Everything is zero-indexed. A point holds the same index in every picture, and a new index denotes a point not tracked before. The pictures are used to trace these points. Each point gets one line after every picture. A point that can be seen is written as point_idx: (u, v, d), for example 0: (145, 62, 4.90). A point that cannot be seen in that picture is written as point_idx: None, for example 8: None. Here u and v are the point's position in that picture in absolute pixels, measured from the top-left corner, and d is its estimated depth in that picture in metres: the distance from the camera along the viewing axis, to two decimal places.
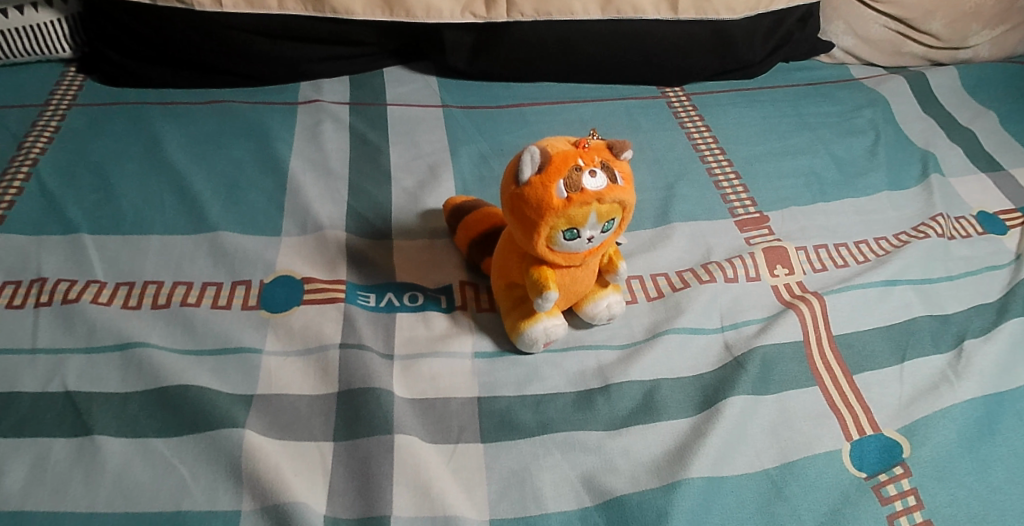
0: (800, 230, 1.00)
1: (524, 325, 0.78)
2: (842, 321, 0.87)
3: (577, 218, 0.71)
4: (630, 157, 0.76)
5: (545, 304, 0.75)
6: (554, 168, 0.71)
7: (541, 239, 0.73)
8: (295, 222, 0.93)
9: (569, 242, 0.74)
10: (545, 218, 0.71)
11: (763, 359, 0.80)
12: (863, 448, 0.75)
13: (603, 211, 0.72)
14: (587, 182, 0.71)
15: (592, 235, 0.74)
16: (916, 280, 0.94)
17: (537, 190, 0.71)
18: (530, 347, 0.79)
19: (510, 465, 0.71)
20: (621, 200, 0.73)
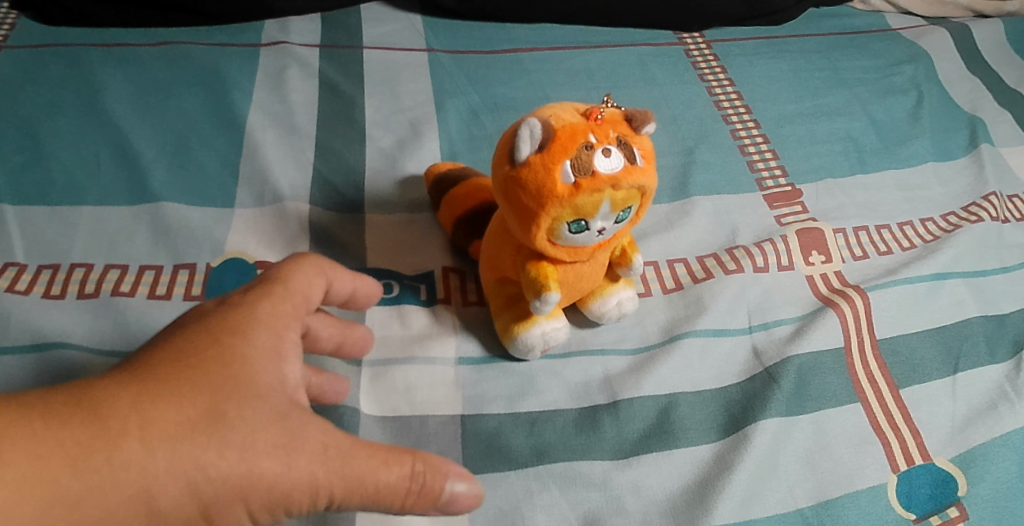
0: (838, 208, 0.87)
1: (520, 328, 0.66)
2: (887, 322, 0.74)
3: (586, 208, 0.58)
4: (653, 131, 0.63)
5: (544, 307, 0.63)
6: (559, 146, 0.57)
7: (540, 232, 0.60)
8: (251, 190, 0.79)
9: (575, 236, 0.61)
10: (547, 208, 0.58)
11: (798, 370, 0.68)
12: (912, 482, 0.64)
13: (618, 199, 0.59)
14: (599, 163, 0.57)
15: (603, 227, 0.61)
16: (968, 273, 0.82)
17: (537, 174, 0.57)
18: (526, 353, 0.66)
19: (499, 504, 0.58)
20: (640, 186, 0.59)
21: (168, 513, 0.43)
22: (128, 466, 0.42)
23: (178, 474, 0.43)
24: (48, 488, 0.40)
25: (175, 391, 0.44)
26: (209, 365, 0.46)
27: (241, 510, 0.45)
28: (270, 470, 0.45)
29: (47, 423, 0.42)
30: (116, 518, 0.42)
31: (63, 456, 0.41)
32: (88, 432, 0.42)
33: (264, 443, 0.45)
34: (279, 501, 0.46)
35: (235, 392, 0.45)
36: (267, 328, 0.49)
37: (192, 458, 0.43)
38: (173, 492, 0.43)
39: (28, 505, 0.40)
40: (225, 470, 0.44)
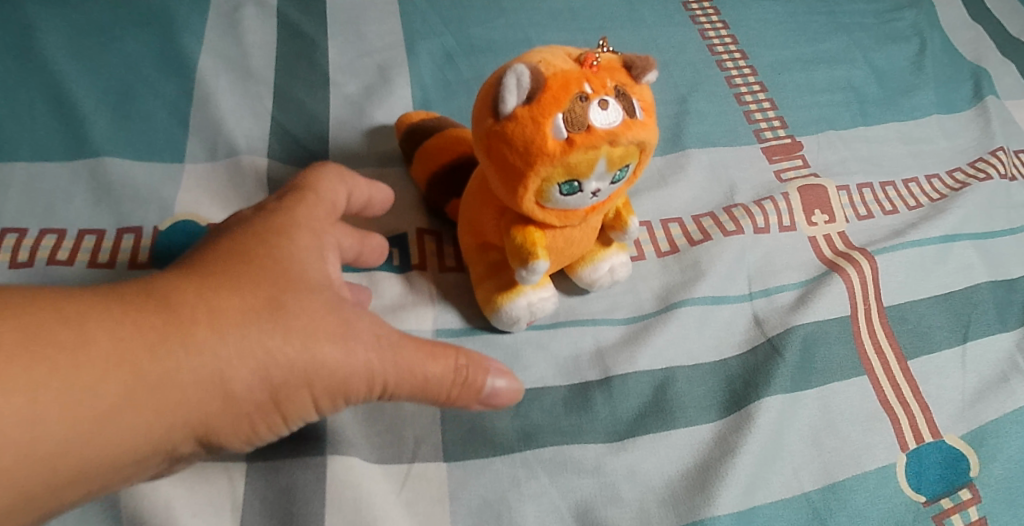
0: (840, 163, 0.81)
1: (504, 298, 0.60)
2: (895, 287, 0.70)
3: (580, 167, 0.52)
4: (653, 80, 0.56)
5: (532, 277, 0.57)
6: (549, 97, 0.51)
7: (528, 194, 0.53)
8: (204, 143, 0.71)
9: (566, 198, 0.54)
10: (536, 167, 0.51)
11: (803, 342, 0.63)
12: (922, 462, 0.60)
13: (615, 158, 0.53)
14: (595, 117, 0.51)
15: (597, 188, 0.54)
16: (976, 234, 0.77)
17: (525, 129, 0.51)
18: (510, 325, 0.61)
19: (483, 494, 0.54)
20: (640, 142, 0.53)
21: (240, 395, 0.44)
22: (200, 350, 0.42)
23: (248, 358, 0.43)
24: (127, 371, 0.41)
25: (234, 282, 0.45)
26: (262, 260, 0.46)
27: (307, 396, 0.46)
28: (333, 357, 0.46)
29: (118, 308, 0.42)
30: (193, 400, 0.42)
31: (137, 339, 0.41)
32: (157, 319, 0.42)
33: (324, 331, 0.46)
34: (341, 386, 0.47)
35: (291, 283, 0.46)
36: (310, 226, 0.50)
37: (260, 344, 0.44)
38: (244, 377, 0.44)
39: (111, 386, 0.40)
40: (290, 355, 0.44)
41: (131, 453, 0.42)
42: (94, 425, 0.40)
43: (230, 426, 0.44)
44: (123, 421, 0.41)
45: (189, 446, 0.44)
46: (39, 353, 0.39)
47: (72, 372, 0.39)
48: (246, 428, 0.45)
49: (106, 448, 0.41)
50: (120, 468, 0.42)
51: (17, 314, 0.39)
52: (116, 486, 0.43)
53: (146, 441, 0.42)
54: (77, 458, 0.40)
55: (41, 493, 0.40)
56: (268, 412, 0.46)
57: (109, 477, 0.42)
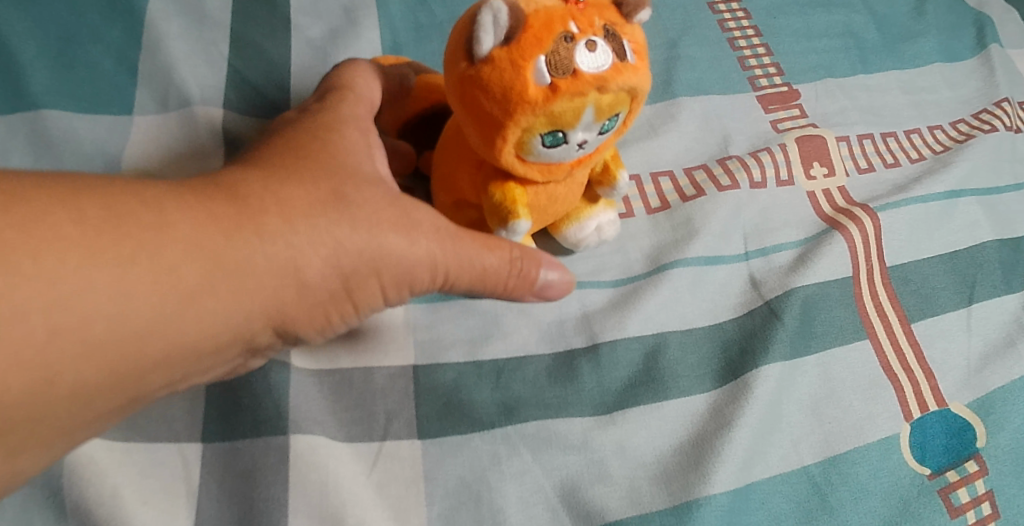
0: (840, 113, 0.76)
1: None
2: (898, 246, 0.65)
3: (564, 116, 0.46)
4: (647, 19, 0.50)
5: (512, 237, 0.52)
6: (530, 37, 0.45)
7: (507, 147, 0.48)
8: (154, 92, 0.65)
9: (549, 150, 0.49)
10: (516, 117, 0.46)
11: (803, 305, 0.59)
12: (927, 432, 0.57)
13: (605, 105, 0.47)
14: (581, 59, 0.45)
15: (584, 140, 0.49)
16: (981, 190, 0.73)
17: (504, 73, 0.45)
18: None
19: (461, 473, 0.50)
20: (632, 88, 0.47)
21: (312, 283, 0.44)
22: (275, 238, 0.42)
23: (319, 246, 0.44)
24: (207, 254, 0.40)
25: (297, 175, 0.45)
26: (318, 154, 0.47)
27: (372, 286, 0.47)
28: (398, 248, 0.47)
29: (191, 196, 0.41)
30: (269, 286, 0.43)
31: (215, 224, 0.41)
32: (231, 206, 0.42)
33: (387, 222, 0.46)
34: (403, 277, 0.48)
35: (350, 176, 0.47)
36: (355, 127, 0.51)
37: (330, 232, 0.44)
38: (317, 264, 0.44)
39: (194, 268, 0.40)
40: (358, 245, 0.45)
41: (215, 336, 0.41)
42: (181, 307, 0.39)
43: (302, 314, 0.45)
44: (206, 305, 0.40)
45: (263, 335, 0.44)
46: (123, 233, 0.38)
47: (158, 252, 0.39)
48: (319, 316, 0.46)
49: (191, 330, 0.40)
50: (201, 354, 0.42)
51: (95, 194, 0.38)
52: (194, 374, 0.43)
53: (227, 326, 0.42)
54: (164, 340, 0.39)
55: (126, 376, 0.39)
56: (338, 300, 0.47)
57: (190, 364, 0.42)
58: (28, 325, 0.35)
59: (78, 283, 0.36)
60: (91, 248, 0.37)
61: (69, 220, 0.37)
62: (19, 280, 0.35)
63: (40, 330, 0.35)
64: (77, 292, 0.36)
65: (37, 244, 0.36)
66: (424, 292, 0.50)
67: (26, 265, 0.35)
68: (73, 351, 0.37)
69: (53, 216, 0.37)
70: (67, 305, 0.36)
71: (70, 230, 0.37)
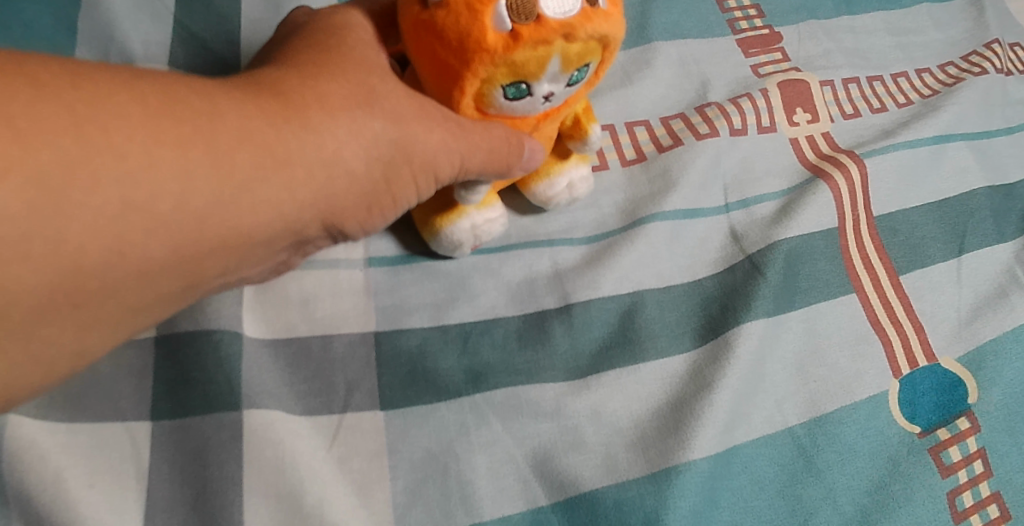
0: (824, 56, 0.73)
1: (444, 220, 0.52)
2: (885, 196, 0.62)
3: (527, 67, 0.41)
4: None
5: (473, 195, 0.50)
6: None
7: (465, 99, 0.43)
8: (91, 49, 0.61)
9: (512, 102, 0.44)
10: (474, 68, 0.41)
11: (787, 258, 0.57)
12: (917, 388, 0.54)
13: (572, 55, 0.41)
14: (546, 3, 0.39)
15: (551, 92, 0.44)
16: (971, 135, 0.70)
17: (459, 19, 0.39)
18: (452, 251, 0.53)
19: (427, 446, 0.47)
20: (604, 36, 0.42)
21: (357, 174, 0.42)
22: (320, 129, 0.40)
23: (360, 137, 0.42)
24: (259, 142, 0.38)
25: (330, 71, 0.43)
26: (345, 51, 0.45)
27: (409, 178, 0.45)
28: (432, 138, 0.44)
29: (237, 87, 0.39)
30: (317, 177, 0.40)
31: (261, 111, 0.39)
32: (277, 97, 0.40)
33: (421, 114, 0.44)
34: (436, 168, 0.45)
35: (381, 70, 0.44)
36: (368, 26, 0.47)
37: (371, 124, 0.42)
38: (359, 156, 0.42)
39: (249, 153, 0.37)
40: (394, 136, 0.43)
41: (270, 224, 0.39)
42: (240, 192, 0.37)
43: (348, 204, 0.43)
44: (263, 192, 0.38)
45: (313, 228, 0.42)
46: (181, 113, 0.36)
47: (213, 137, 0.37)
48: (361, 210, 0.44)
49: (247, 216, 0.38)
50: (259, 243, 0.39)
51: (148, 79, 0.36)
52: (248, 266, 0.41)
53: (285, 213, 0.39)
54: (225, 224, 0.37)
55: (192, 261, 0.37)
56: (377, 195, 0.44)
57: (248, 251, 0.39)
58: (100, 198, 0.33)
59: (141, 161, 0.34)
60: (153, 127, 0.35)
61: (131, 100, 0.35)
62: (88, 155, 0.33)
63: (112, 204, 0.33)
64: (143, 169, 0.34)
65: (103, 120, 0.34)
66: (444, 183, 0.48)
67: (93, 138, 0.33)
68: (142, 229, 0.34)
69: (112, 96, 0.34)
70: (133, 182, 0.34)
71: (130, 109, 0.34)
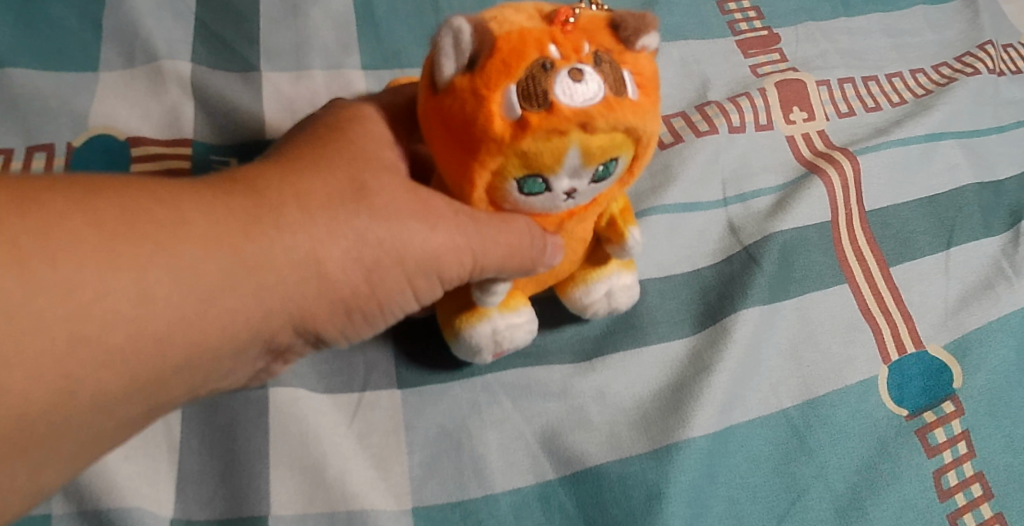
0: (821, 57, 0.75)
1: (464, 320, 0.48)
2: (877, 191, 0.65)
3: (542, 159, 0.37)
4: (658, 44, 0.40)
5: (492, 297, 0.46)
6: (500, 62, 0.36)
7: (476, 192, 0.39)
8: (118, 47, 0.63)
9: (529, 197, 0.40)
10: (481, 158, 0.37)
11: (782, 249, 0.59)
12: (905, 373, 0.57)
13: (594, 149, 0.37)
14: (560, 89, 0.35)
15: (573, 188, 0.39)
16: (962, 133, 0.72)
17: (465, 105, 0.36)
18: (473, 353, 0.49)
19: (441, 422, 0.50)
20: (630, 127, 0.37)
21: (338, 280, 0.40)
22: (295, 229, 0.39)
23: (339, 238, 0.40)
24: (227, 248, 0.37)
25: (316, 169, 0.42)
26: (337, 148, 0.43)
27: (399, 281, 0.42)
28: (425, 235, 0.41)
29: (207, 194, 0.38)
30: (290, 282, 0.38)
31: (232, 218, 0.37)
32: (253, 200, 0.39)
33: (413, 208, 0.41)
34: (433, 268, 0.42)
35: (370, 164, 0.43)
36: (375, 121, 0.46)
37: (351, 223, 0.40)
38: (339, 258, 0.40)
39: (215, 265, 0.36)
40: (379, 234, 0.40)
41: (233, 340, 0.38)
42: (202, 307, 0.36)
43: (326, 311, 0.41)
44: (228, 301, 0.37)
45: (288, 333, 0.41)
46: (139, 232, 0.35)
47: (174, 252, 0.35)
48: (343, 316, 0.42)
49: (209, 334, 0.37)
50: (227, 354, 0.38)
51: (110, 190, 0.35)
52: (218, 378, 0.40)
53: (251, 321, 0.38)
54: (187, 340, 0.36)
55: (151, 385, 0.36)
56: (362, 299, 0.42)
57: (211, 368, 0.38)
58: (46, 339, 0.32)
59: (94, 290, 0.33)
60: (106, 251, 0.34)
61: (83, 223, 0.34)
62: (38, 289, 0.32)
63: (58, 342, 0.32)
64: (93, 299, 0.33)
65: (52, 250, 0.32)
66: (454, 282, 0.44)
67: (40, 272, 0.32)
68: (93, 363, 0.33)
69: (66, 220, 0.33)
70: (86, 313, 0.33)
71: (86, 231, 0.34)
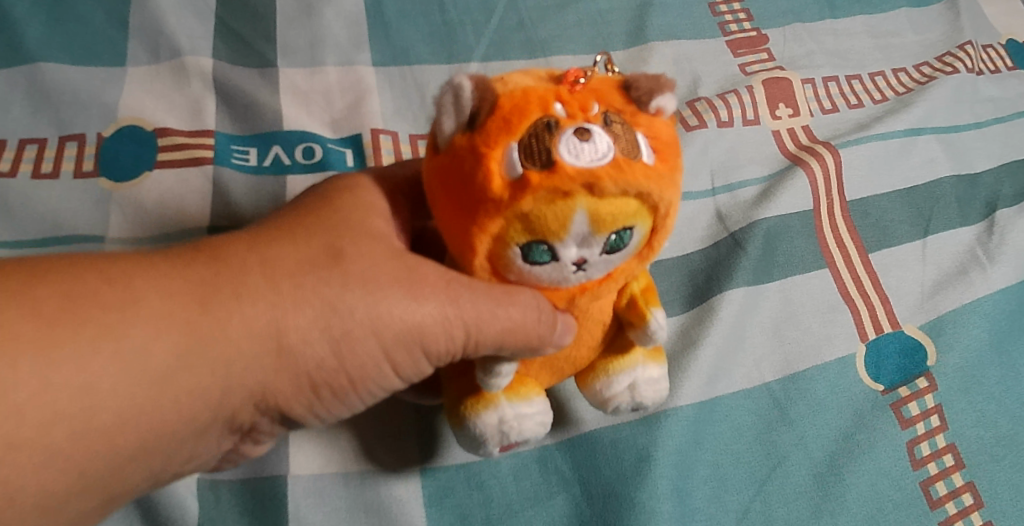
0: (807, 56, 0.79)
1: (469, 407, 0.44)
2: (857, 182, 0.69)
3: (546, 222, 0.36)
4: (675, 108, 0.39)
5: (498, 378, 0.43)
6: (502, 119, 0.36)
7: (478, 259, 0.38)
8: (143, 43, 0.68)
9: (535, 266, 0.38)
10: (481, 220, 0.36)
11: (766, 235, 0.63)
12: (881, 351, 0.61)
13: (601, 213, 0.36)
14: (563, 148, 0.35)
15: (581, 257, 0.38)
16: (940, 129, 0.76)
17: (465, 163, 0.36)
18: (478, 445, 0.45)
19: None
20: (643, 193, 0.36)
21: (304, 354, 0.41)
22: (254, 299, 0.41)
23: (300, 308, 0.41)
24: (181, 326, 0.39)
25: (286, 239, 0.44)
26: (316, 216, 0.45)
27: (375, 355, 0.43)
28: (397, 305, 0.42)
29: (166, 274, 0.40)
30: (247, 355, 0.40)
31: (191, 293, 0.40)
32: (218, 272, 0.41)
33: (384, 276, 0.42)
34: (418, 341, 0.43)
35: (348, 230, 0.44)
36: (368, 189, 0.49)
37: (315, 291, 0.41)
38: (301, 326, 0.41)
39: (162, 348, 0.39)
40: (345, 300, 0.42)
41: (186, 420, 0.40)
42: (154, 389, 0.39)
43: (291, 388, 0.42)
44: (180, 383, 0.39)
45: (252, 411, 0.43)
46: (84, 322, 0.38)
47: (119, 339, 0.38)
48: (308, 391, 0.43)
49: (159, 415, 0.39)
50: (185, 433, 0.41)
51: (62, 281, 0.38)
52: (185, 458, 0.42)
53: (207, 398, 0.40)
54: (139, 425, 0.39)
55: (101, 472, 0.39)
56: (331, 373, 0.42)
57: (168, 448, 0.41)
58: None
59: (35, 383, 0.36)
60: (50, 340, 0.37)
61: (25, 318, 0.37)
62: None
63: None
64: (35, 392, 0.36)
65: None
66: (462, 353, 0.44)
67: None
68: (36, 459, 0.37)
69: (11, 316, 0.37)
70: (24, 413, 0.36)
71: (25, 324, 0.37)
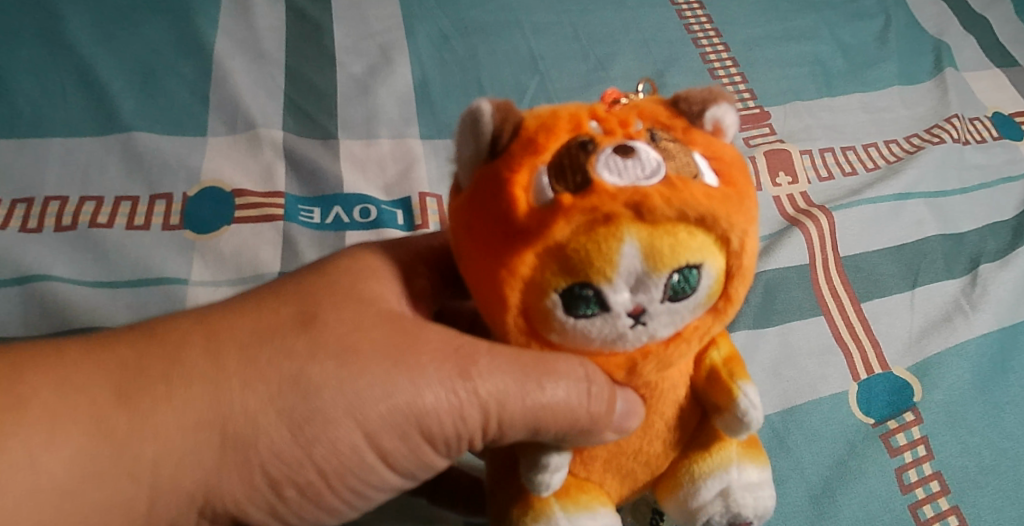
0: (805, 130, 0.88)
1: (523, 518, 0.43)
2: (850, 240, 0.77)
3: (588, 251, 0.37)
4: (734, 124, 0.42)
5: (551, 479, 0.42)
6: (533, 143, 0.39)
7: (515, 306, 0.39)
8: (222, 117, 0.78)
9: (585, 315, 0.38)
10: (518, 252, 0.37)
11: (765, 286, 0.72)
12: (872, 389, 0.67)
13: (646, 240, 0.37)
14: (597, 164, 0.37)
15: (635, 299, 0.38)
16: (928, 193, 0.84)
17: (493, 187, 0.39)
18: None
19: None
20: (697, 216, 0.37)
21: (262, 446, 0.43)
22: (194, 387, 0.43)
23: (254, 391, 0.43)
24: (109, 425, 0.42)
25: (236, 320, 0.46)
26: (279, 295, 0.48)
27: (347, 430, 0.44)
28: (359, 383, 0.44)
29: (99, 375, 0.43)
30: (189, 446, 0.43)
31: (116, 387, 0.43)
32: (163, 357, 0.44)
33: (343, 353, 0.45)
34: (412, 424, 0.45)
35: (315, 305, 0.47)
36: (347, 261, 0.51)
37: (265, 373, 0.44)
38: (253, 410, 0.43)
39: (90, 450, 0.41)
40: (299, 380, 0.44)
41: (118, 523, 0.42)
42: (79, 494, 0.41)
43: (244, 476, 0.44)
44: (112, 484, 0.42)
45: (198, 507, 0.45)
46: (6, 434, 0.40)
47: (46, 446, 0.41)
48: (260, 481, 0.44)
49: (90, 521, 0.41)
50: None
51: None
52: None
53: (132, 507, 0.42)
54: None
55: None
56: (293, 457, 0.44)
57: None
58: None
59: None
60: None
61: None
62: None
63: None
64: None
65: None
66: (488, 440, 0.46)
67: None
68: None
69: None
70: None
71: None
